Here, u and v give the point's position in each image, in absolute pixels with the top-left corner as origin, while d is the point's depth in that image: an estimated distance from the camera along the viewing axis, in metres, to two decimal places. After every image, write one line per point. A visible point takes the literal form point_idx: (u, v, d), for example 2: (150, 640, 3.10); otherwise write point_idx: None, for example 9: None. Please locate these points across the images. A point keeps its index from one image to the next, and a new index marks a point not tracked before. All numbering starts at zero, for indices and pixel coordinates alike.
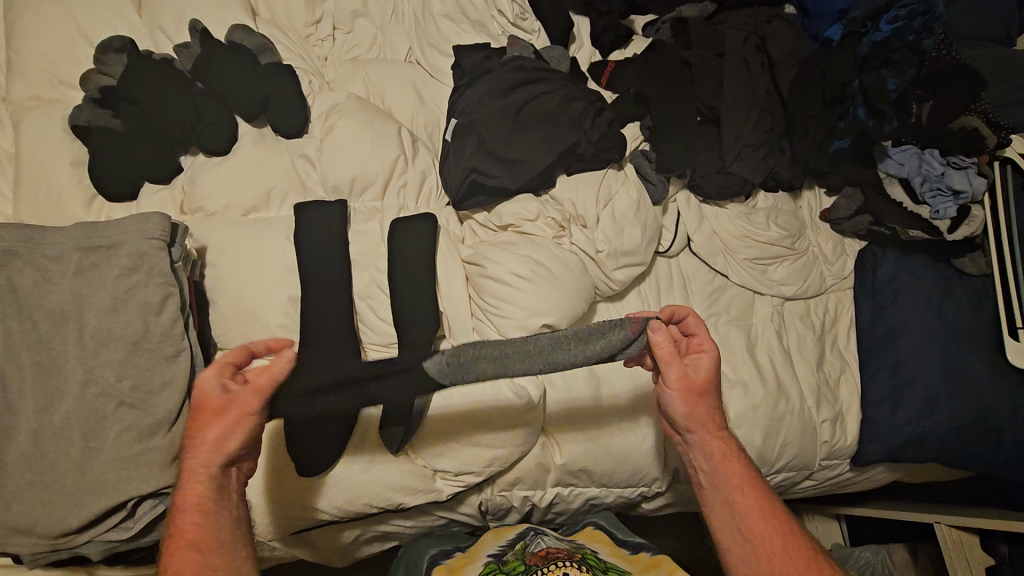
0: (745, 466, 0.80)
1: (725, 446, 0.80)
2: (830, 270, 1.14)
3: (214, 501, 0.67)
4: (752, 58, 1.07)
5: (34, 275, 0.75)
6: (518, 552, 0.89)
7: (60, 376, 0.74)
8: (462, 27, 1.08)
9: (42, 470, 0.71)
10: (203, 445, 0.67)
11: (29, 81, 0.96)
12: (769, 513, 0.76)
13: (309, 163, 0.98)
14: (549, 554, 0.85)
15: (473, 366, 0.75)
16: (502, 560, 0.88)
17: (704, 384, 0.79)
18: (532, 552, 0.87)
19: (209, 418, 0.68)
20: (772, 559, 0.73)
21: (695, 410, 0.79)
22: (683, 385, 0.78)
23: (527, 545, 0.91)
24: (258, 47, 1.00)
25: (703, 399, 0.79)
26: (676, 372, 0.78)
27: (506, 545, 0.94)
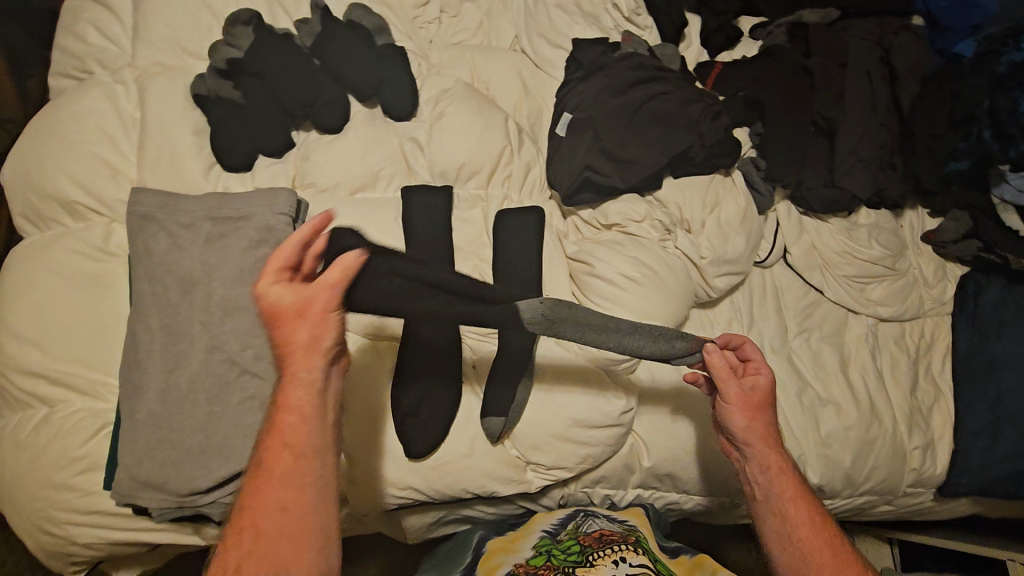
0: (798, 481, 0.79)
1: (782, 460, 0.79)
2: (929, 293, 1.10)
3: (314, 406, 0.60)
4: (875, 70, 1.03)
5: (168, 240, 0.78)
6: (572, 532, 0.87)
7: (186, 339, 0.76)
8: (574, 19, 1.08)
9: (168, 429, 0.73)
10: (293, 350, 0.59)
11: (154, 47, 0.98)
12: (819, 526, 0.76)
13: (417, 146, 0.98)
14: (603, 536, 0.83)
15: (563, 327, 0.75)
16: (556, 538, 0.86)
17: (758, 402, 0.79)
18: (586, 532, 0.86)
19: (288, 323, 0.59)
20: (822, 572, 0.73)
21: (752, 425, 0.79)
22: (737, 402, 0.79)
23: (579, 526, 0.89)
24: (375, 27, 1.01)
25: (761, 414, 0.79)
26: (731, 389, 0.79)
27: (558, 523, 0.90)
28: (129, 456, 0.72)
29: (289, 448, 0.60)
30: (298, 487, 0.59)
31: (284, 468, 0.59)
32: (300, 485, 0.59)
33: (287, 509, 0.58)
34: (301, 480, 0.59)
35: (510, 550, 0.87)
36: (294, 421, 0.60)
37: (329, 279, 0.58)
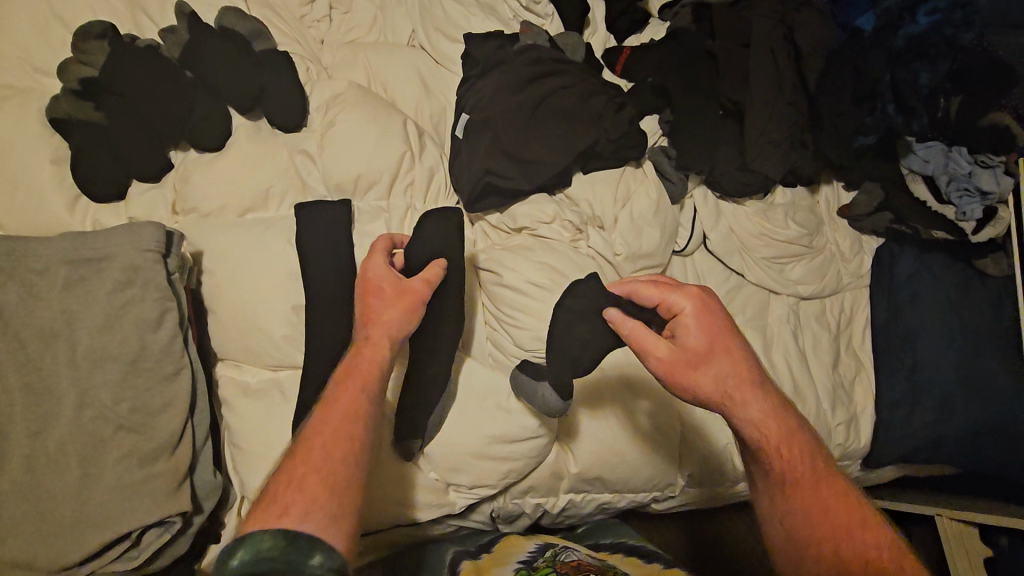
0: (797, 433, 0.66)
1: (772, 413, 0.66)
2: (846, 267, 1.11)
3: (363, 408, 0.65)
4: (780, 48, 1.00)
5: (18, 290, 0.70)
6: (549, 560, 0.84)
7: (51, 398, 0.69)
8: (471, 10, 1.02)
9: (36, 501, 0.66)
10: (378, 322, 0.70)
11: (0, 69, 0.88)
12: (832, 496, 0.65)
13: (310, 159, 0.91)
14: (582, 567, 0.80)
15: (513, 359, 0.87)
16: (532, 566, 0.82)
17: (702, 350, 0.65)
18: (563, 560, 0.83)
19: (403, 295, 0.73)
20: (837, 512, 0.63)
21: (712, 381, 0.65)
22: (671, 361, 0.65)
23: (556, 554, 0.85)
24: (252, 32, 0.93)
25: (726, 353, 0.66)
26: (655, 350, 0.66)
27: (534, 553, 0.87)
28: None
29: (346, 402, 0.64)
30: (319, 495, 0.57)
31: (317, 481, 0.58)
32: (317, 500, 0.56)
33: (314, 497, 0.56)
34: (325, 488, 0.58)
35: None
36: (364, 383, 0.66)
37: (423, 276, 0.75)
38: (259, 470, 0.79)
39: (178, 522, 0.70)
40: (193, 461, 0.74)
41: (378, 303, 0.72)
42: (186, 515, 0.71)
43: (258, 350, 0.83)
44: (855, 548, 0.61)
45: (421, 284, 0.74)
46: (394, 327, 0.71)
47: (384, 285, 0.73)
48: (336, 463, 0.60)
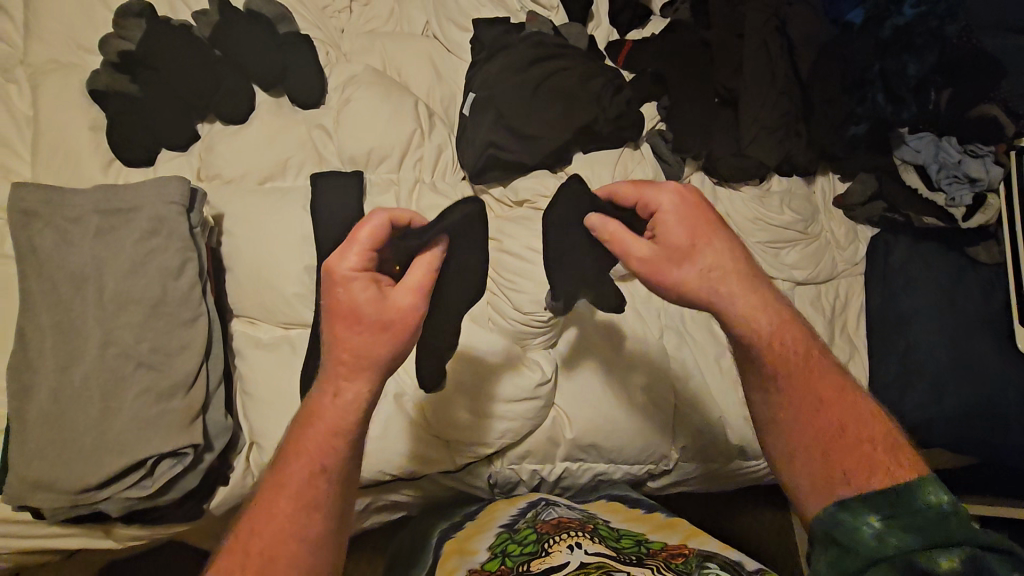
0: (791, 332, 0.66)
1: (765, 309, 0.66)
2: (842, 255, 1.13)
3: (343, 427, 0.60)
4: (773, 40, 1.06)
5: (54, 236, 0.76)
6: (530, 521, 0.88)
7: (78, 337, 0.74)
8: (482, 2, 1.08)
9: (61, 429, 0.71)
10: (361, 355, 0.60)
11: (47, 44, 0.96)
12: (831, 403, 0.64)
13: (326, 134, 0.98)
14: (560, 523, 0.85)
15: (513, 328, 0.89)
16: (514, 529, 0.87)
17: (688, 241, 0.66)
18: (544, 520, 0.87)
19: (389, 322, 0.60)
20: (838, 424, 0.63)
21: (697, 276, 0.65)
22: (654, 259, 0.66)
23: (538, 514, 0.90)
24: (277, 17, 1.00)
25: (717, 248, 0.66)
26: (636, 250, 0.67)
27: (517, 514, 0.92)
28: (19, 459, 0.70)
29: (309, 468, 0.58)
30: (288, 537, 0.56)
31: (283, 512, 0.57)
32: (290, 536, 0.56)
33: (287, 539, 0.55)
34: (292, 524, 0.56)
35: (465, 549, 0.86)
36: (328, 454, 0.59)
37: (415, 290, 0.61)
38: (267, 418, 0.83)
39: (190, 455, 0.75)
40: (206, 402, 0.78)
41: (362, 326, 0.60)
42: (199, 449, 0.76)
43: (271, 306, 0.88)
44: (853, 457, 0.60)
45: (411, 305, 0.61)
46: (379, 362, 0.60)
47: (367, 303, 0.60)
48: (303, 545, 0.56)
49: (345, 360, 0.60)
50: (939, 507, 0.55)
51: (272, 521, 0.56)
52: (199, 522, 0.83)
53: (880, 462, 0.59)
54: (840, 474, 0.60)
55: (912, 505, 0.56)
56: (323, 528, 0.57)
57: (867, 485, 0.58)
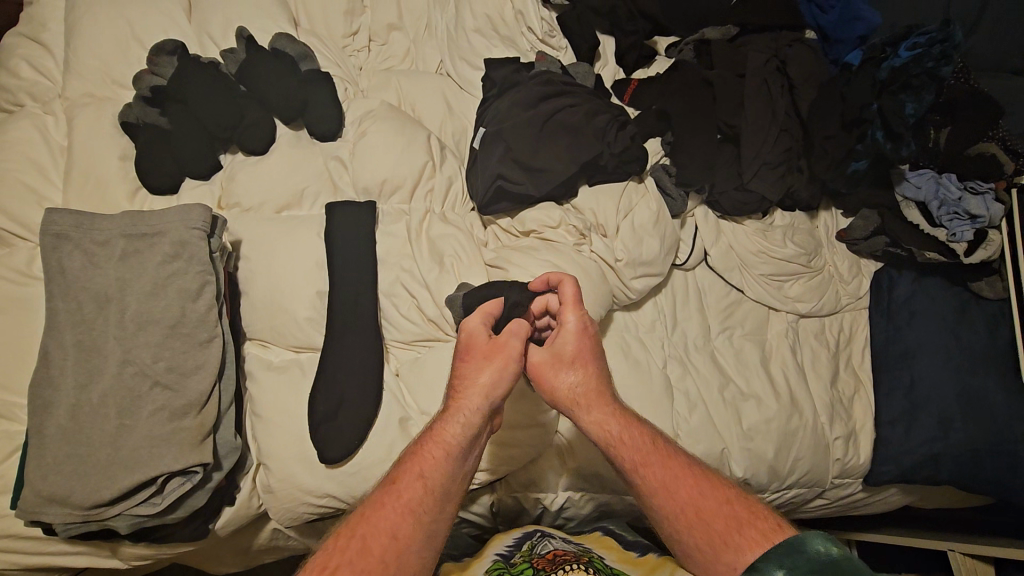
0: (641, 437, 0.78)
1: (619, 420, 0.80)
2: (845, 288, 1.14)
3: (453, 444, 0.75)
4: (773, 80, 1.10)
5: (82, 258, 0.79)
6: (526, 554, 0.87)
7: (98, 355, 0.77)
8: (493, 42, 1.12)
9: (79, 443, 0.74)
10: (471, 386, 0.77)
11: (85, 79, 1.02)
12: (692, 487, 0.74)
13: (341, 164, 1.02)
14: (557, 557, 0.84)
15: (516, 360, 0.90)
16: (510, 561, 0.86)
17: (569, 356, 0.81)
18: (539, 554, 0.86)
19: (494, 358, 0.78)
20: (700, 506, 0.72)
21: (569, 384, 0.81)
22: (540, 368, 0.82)
23: (533, 546, 0.89)
24: (300, 55, 1.05)
25: (586, 370, 0.81)
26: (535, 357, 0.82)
27: (513, 545, 0.91)
28: (35, 472, 0.72)
29: (421, 472, 0.73)
30: (394, 525, 0.69)
31: (391, 503, 0.70)
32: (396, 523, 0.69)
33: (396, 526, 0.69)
34: (403, 513, 0.70)
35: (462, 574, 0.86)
36: (438, 464, 0.74)
37: (515, 332, 0.79)
38: (276, 438, 0.85)
39: (198, 474, 0.76)
40: (217, 421, 0.80)
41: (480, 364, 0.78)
42: (208, 468, 0.77)
43: (283, 330, 0.91)
44: (713, 530, 0.69)
45: (516, 342, 0.78)
46: (484, 388, 0.77)
47: (480, 345, 0.80)
48: (400, 536, 0.69)
49: (463, 387, 0.78)
50: (828, 554, 0.58)
51: (379, 510, 0.70)
52: (203, 543, 0.84)
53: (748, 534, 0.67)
54: (715, 547, 0.68)
55: (804, 554, 0.60)
56: (420, 525, 0.70)
57: (747, 558, 0.65)
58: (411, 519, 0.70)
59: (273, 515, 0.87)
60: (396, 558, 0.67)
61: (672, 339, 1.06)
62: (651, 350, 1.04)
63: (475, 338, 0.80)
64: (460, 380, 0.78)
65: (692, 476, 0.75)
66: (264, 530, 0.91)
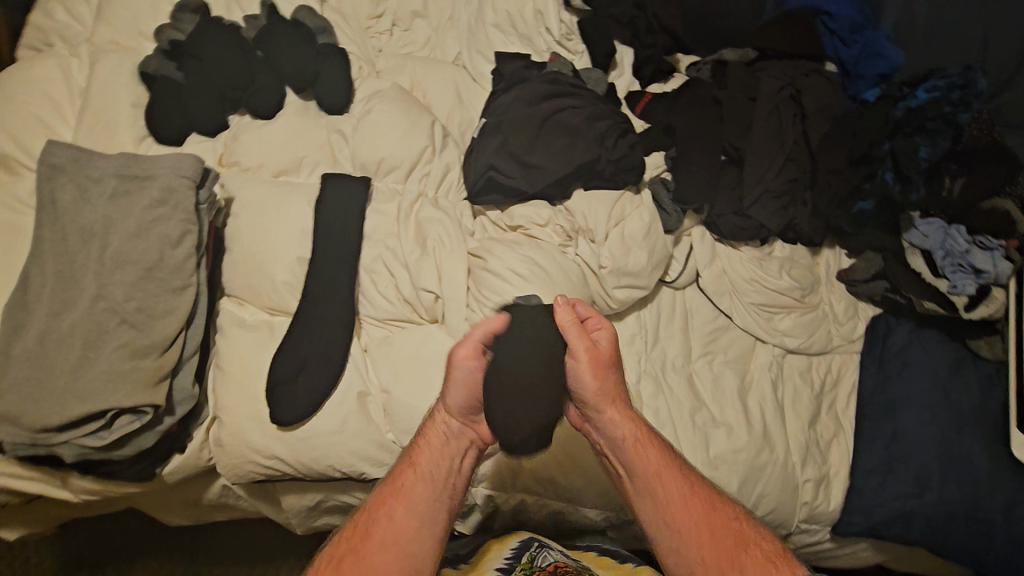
0: (657, 448, 0.82)
1: (632, 426, 0.82)
2: (839, 329, 1.11)
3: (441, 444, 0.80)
4: (785, 107, 1.06)
5: (74, 192, 0.82)
6: (526, 569, 0.86)
7: (76, 288, 0.80)
8: (510, 39, 1.12)
9: (39, 368, 0.75)
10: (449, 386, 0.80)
11: (113, 28, 1.06)
12: (700, 507, 0.78)
13: (342, 138, 1.03)
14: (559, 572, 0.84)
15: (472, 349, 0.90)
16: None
17: (612, 355, 0.82)
18: (541, 569, 0.85)
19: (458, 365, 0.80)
20: (710, 527, 0.76)
21: (607, 383, 0.82)
22: (597, 353, 0.81)
23: (532, 559, 0.88)
24: (319, 28, 1.08)
25: (606, 374, 0.81)
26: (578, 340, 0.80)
27: (511, 557, 0.90)
28: None
29: (413, 471, 0.78)
30: (391, 517, 0.74)
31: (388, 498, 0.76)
32: (392, 516, 0.75)
33: (394, 519, 0.74)
34: (401, 506, 0.75)
35: None
36: (430, 456, 0.79)
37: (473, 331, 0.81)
38: (234, 395, 0.85)
39: (148, 415, 0.78)
40: (177, 366, 0.81)
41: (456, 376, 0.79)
42: (158, 411, 0.78)
43: (260, 291, 0.92)
44: (726, 552, 0.74)
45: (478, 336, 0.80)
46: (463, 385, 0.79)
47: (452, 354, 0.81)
48: (399, 526, 0.74)
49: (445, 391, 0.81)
50: None
51: (382, 505, 0.75)
52: (152, 485, 0.85)
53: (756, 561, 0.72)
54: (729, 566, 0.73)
55: None
56: (421, 517, 0.75)
57: None
58: (412, 514, 0.75)
59: (220, 471, 0.87)
60: (395, 543, 0.73)
61: (649, 356, 1.05)
62: (626, 363, 1.03)
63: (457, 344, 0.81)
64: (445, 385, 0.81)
65: (698, 495, 0.79)
66: (214, 485, 0.92)
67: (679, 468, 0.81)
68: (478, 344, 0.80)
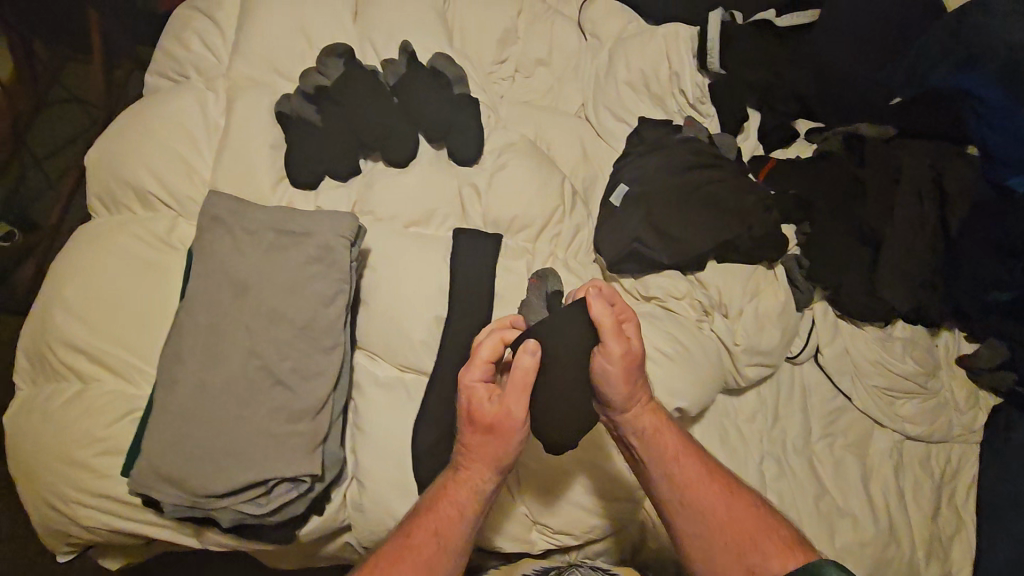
0: (673, 435, 0.80)
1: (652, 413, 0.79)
2: (959, 418, 1.09)
3: (466, 497, 0.75)
4: (927, 191, 1.04)
5: (230, 243, 0.81)
6: None
7: (227, 342, 0.78)
8: (641, 97, 1.12)
9: (193, 427, 0.74)
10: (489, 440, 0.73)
11: (247, 62, 1.04)
12: (715, 491, 0.77)
13: (474, 193, 1.01)
14: None
15: None
16: None
17: (637, 348, 0.76)
18: None
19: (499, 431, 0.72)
20: (726, 512, 0.76)
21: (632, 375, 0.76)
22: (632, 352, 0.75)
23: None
24: (456, 77, 1.05)
25: (634, 374, 0.76)
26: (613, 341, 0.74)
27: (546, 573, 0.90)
28: (156, 446, 0.74)
29: (436, 532, 0.73)
30: None
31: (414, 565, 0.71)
32: None
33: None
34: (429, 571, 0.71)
35: None
36: (451, 509, 0.74)
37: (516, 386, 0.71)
38: (374, 457, 0.85)
39: (307, 483, 0.77)
40: (328, 431, 0.79)
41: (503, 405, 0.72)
42: (315, 479, 0.78)
43: (395, 349, 0.90)
44: (746, 537, 0.74)
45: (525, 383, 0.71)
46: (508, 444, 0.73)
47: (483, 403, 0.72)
48: None
49: (472, 443, 0.74)
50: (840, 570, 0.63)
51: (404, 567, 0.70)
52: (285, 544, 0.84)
53: (770, 550, 0.72)
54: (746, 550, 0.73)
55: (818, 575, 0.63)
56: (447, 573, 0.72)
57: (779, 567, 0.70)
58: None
59: (355, 531, 0.87)
60: None
61: (770, 435, 1.03)
62: (748, 441, 1.01)
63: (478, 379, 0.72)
64: (470, 433, 0.73)
65: (710, 476, 0.79)
66: (336, 543, 0.90)
67: (697, 454, 0.80)
68: (525, 377, 0.70)
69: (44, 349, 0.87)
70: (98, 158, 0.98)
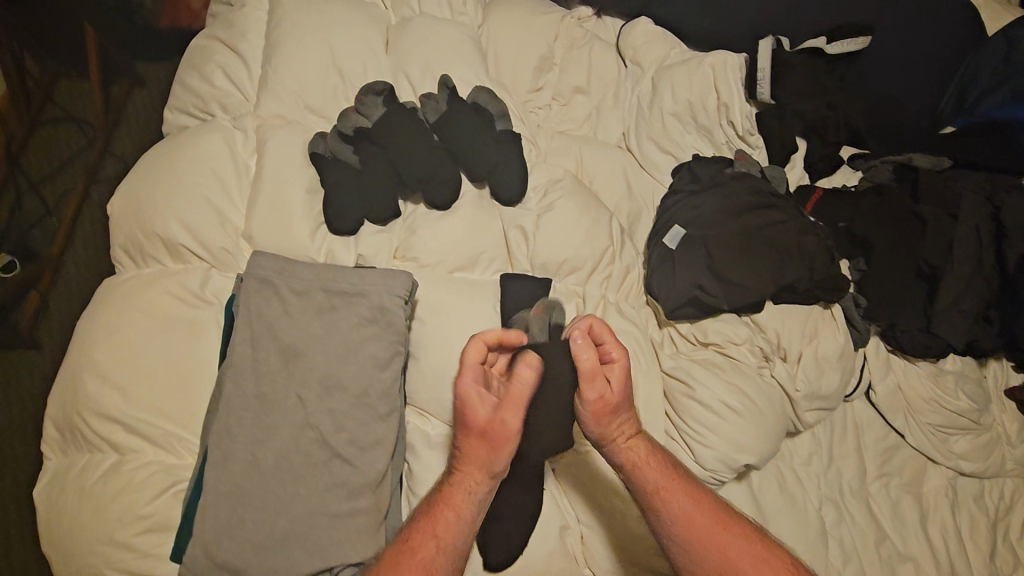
0: (665, 467, 0.75)
1: (642, 450, 0.75)
2: (1012, 452, 1.07)
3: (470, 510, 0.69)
4: (984, 227, 1.01)
5: (277, 305, 0.76)
6: None
7: (279, 413, 0.73)
8: (687, 128, 1.09)
9: (249, 508, 0.70)
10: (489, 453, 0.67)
11: (278, 99, 0.98)
12: (712, 525, 0.71)
13: (522, 235, 0.97)
14: None
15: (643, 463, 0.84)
16: None
17: (625, 381, 0.73)
18: None
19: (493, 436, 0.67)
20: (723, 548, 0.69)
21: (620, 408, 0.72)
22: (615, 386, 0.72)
23: None
24: (499, 113, 1.01)
25: (620, 412, 0.73)
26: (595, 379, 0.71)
27: None
28: (210, 531, 0.69)
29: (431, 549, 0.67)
30: None
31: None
32: None
33: None
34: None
35: None
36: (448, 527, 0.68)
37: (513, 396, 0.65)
38: None
39: None
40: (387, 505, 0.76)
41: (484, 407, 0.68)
42: None
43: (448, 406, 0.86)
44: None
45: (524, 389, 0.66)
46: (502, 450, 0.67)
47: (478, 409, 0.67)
48: None
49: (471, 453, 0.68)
50: None
51: None
52: None
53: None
54: None
55: None
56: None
57: None
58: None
59: None
60: None
61: (827, 477, 1.00)
62: (806, 486, 0.98)
63: (470, 385, 0.67)
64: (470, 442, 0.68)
65: (708, 509, 0.72)
66: None
67: (694, 486, 0.75)
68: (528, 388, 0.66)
69: (75, 419, 0.81)
70: (122, 207, 0.92)
